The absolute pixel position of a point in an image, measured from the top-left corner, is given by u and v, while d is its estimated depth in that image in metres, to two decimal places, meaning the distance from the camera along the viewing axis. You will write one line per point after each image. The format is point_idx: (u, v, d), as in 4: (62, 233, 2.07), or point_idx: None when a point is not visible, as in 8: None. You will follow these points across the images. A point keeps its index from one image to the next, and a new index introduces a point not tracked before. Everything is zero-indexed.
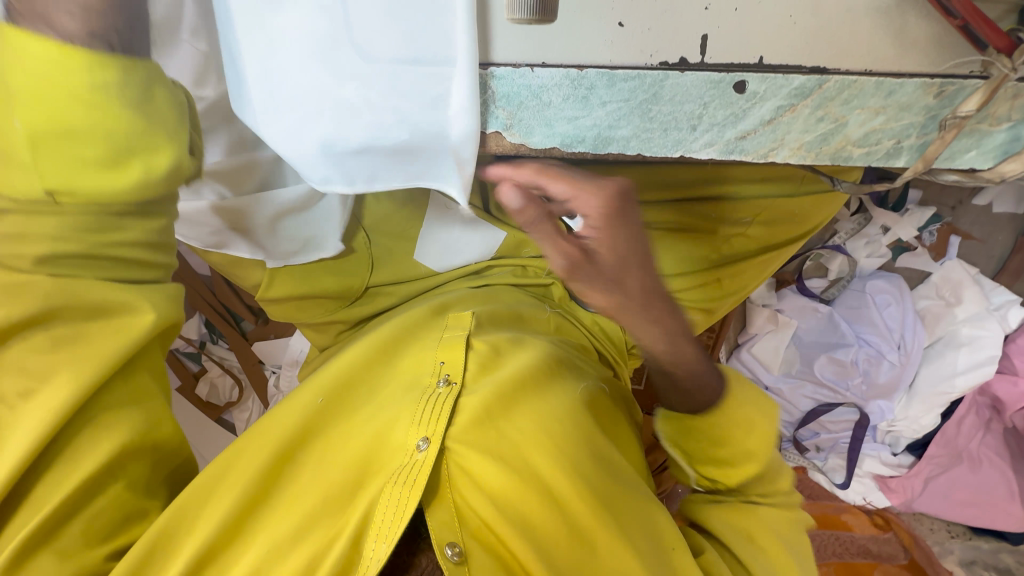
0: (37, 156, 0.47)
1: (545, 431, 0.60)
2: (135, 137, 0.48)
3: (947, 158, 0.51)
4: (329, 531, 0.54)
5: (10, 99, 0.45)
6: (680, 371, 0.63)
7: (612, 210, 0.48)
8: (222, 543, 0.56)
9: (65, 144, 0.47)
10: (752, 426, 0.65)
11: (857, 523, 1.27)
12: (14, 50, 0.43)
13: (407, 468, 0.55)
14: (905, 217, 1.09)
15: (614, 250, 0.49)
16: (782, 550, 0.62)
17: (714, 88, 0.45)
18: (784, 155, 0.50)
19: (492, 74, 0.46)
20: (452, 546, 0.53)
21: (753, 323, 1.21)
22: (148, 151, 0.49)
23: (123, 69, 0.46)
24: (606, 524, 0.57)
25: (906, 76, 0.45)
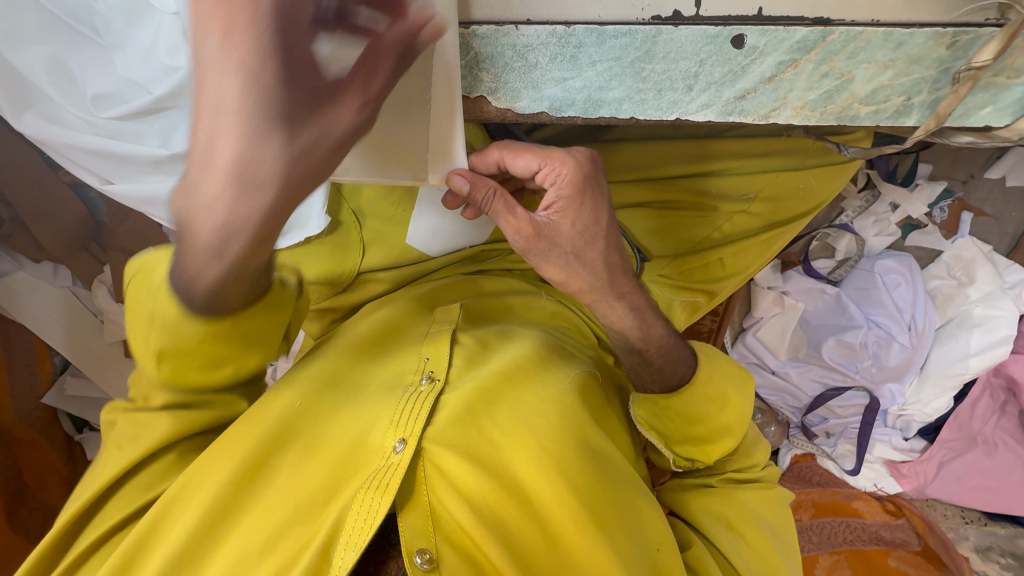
0: (161, 367, 0.55)
1: (528, 430, 0.59)
2: (259, 349, 0.56)
3: (961, 115, 0.48)
4: (300, 539, 0.52)
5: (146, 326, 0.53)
6: (651, 350, 0.64)
7: (572, 178, 0.52)
8: (192, 551, 0.53)
9: (182, 359, 0.54)
10: (726, 400, 0.67)
11: (868, 510, 1.21)
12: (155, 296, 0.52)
13: (381, 472, 0.54)
14: (915, 192, 1.06)
15: (571, 222, 0.53)
16: (757, 534, 0.65)
17: (710, 43, 0.43)
18: (786, 116, 0.47)
19: (474, 33, 0.44)
20: (422, 554, 0.51)
21: (758, 306, 1.18)
22: (243, 360, 0.56)
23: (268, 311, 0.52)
24: (585, 527, 0.55)
25: (917, 25, 0.42)
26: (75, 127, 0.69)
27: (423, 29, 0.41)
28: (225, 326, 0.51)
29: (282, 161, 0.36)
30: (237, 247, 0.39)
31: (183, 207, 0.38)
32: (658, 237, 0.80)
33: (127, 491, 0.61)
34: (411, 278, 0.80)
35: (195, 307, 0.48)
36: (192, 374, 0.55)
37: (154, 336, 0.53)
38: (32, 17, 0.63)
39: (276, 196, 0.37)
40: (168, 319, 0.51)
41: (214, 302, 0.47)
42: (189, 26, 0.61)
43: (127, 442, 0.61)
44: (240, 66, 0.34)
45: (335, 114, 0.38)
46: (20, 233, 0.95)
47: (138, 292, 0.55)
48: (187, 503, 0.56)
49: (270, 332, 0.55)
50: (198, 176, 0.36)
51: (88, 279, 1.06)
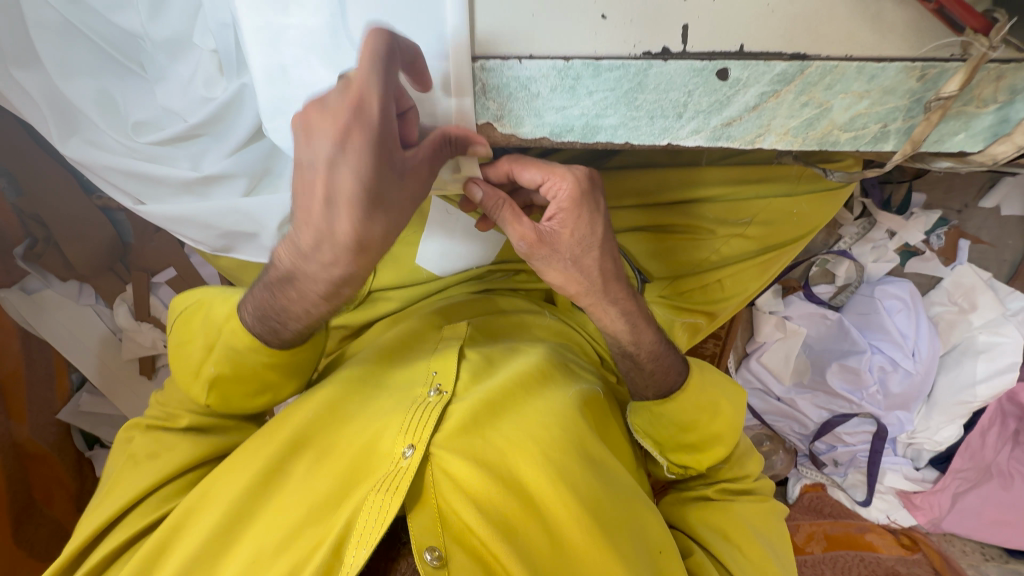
0: (210, 392, 0.65)
1: (532, 439, 0.60)
2: (299, 378, 0.68)
3: (936, 141, 0.51)
4: (312, 540, 0.54)
5: (205, 357, 0.64)
6: (643, 354, 0.66)
7: (572, 193, 0.55)
8: (209, 552, 0.55)
9: (234, 386, 0.65)
10: (717, 409, 0.68)
11: (883, 544, 1.16)
12: (220, 332, 0.63)
13: (392, 475, 0.55)
14: (910, 221, 1.08)
15: (570, 232, 0.56)
16: (756, 547, 0.65)
17: (697, 76, 0.47)
18: (771, 141, 0.51)
19: (482, 66, 0.48)
20: (432, 551, 0.53)
21: (761, 331, 1.19)
22: (281, 388, 0.68)
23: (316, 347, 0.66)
24: (590, 531, 0.56)
25: (887, 60, 0.46)
26: (112, 150, 0.73)
27: (475, 146, 0.54)
28: (288, 357, 0.63)
29: (385, 226, 0.51)
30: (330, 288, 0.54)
31: (303, 253, 0.52)
32: (659, 260, 0.83)
33: (145, 505, 0.63)
34: (419, 297, 0.83)
35: (283, 338, 0.61)
36: (236, 400, 0.66)
37: (212, 365, 0.63)
38: (86, 57, 0.70)
39: (375, 243, 0.51)
40: (237, 350, 0.62)
41: (289, 340, 0.61)
42: (225, 61, 0.67)
43: (145, 460, 0.65)
44: (354, 163, 0.46)
45: (415, 182, 0.51)
46: (51, 252, 1.01)
47: (192, 324, 0.66)
48: (207, 507, 0.59)
49: (308, 365, 0.67)
50: (310, 231, 0.49)
51: (110, 296, 1.09)
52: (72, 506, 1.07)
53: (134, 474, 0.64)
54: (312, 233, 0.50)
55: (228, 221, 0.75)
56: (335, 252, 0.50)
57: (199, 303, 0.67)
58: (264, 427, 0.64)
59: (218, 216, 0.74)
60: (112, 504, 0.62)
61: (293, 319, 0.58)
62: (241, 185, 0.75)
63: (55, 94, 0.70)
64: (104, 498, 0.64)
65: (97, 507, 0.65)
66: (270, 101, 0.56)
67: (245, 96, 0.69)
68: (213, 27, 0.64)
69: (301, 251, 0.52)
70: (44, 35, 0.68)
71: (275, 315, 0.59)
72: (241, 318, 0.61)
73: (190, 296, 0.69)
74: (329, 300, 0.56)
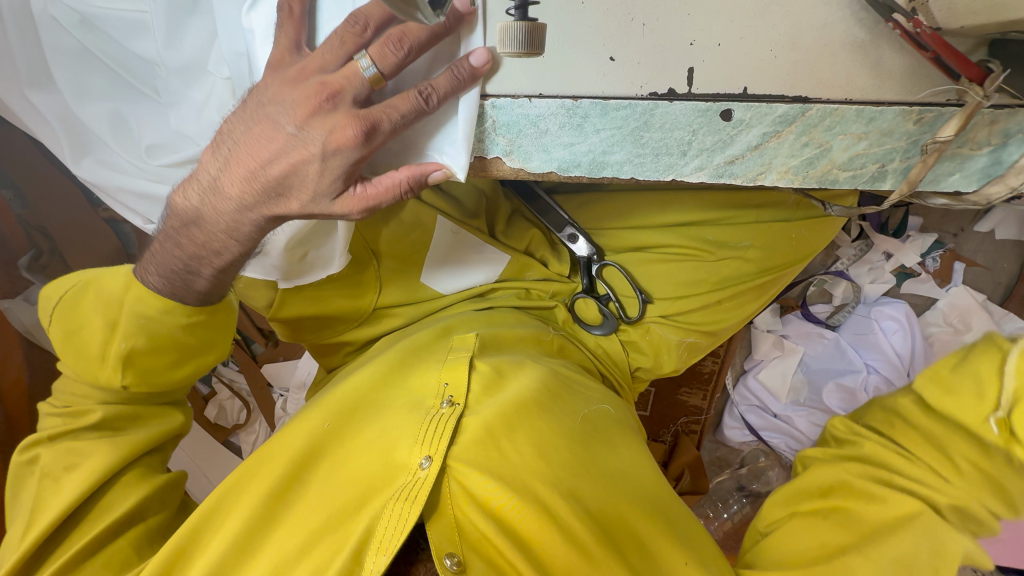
0: (123, 368, 0.66)
1: (544, 455, 0.61)
2: (217, 343, 0.72)
3: (932, 181, 0.52)
4: (333, 546, 0.56)
5: (115, 331, 0.65)
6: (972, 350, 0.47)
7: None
8: (233, 556, 0.57)
9: (149, 356, 0.66)
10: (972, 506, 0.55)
11: None
12: (128, 304, 0.64)
13: (409, 485, 0.57)
14: (906, 243, 1.10)
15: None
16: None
17: (702, 116, 0.49)
18: (772, 179, 0.52)
19: (492, 104, 0.51)
20: (451, 556, 0.55)
21: (759, 348, 1.21)
22: (201, 358, 0.71)
23: (227, 308, 0.70)
24: (606, 546, 0.57)
25: (886, 104, 0.47)
26: (124, 171, 0.76)
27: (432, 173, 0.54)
28: (207, 314, 0.67)
29: (299, 167, 0.56)
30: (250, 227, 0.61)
31: (221, 195, 0.60)
32: (655, 278, 0.84)
33: (109, 500, 0.65)
34: (424, 314, 0.84)
35: (197, 290, 0.65)
36: (157, 374, 0.68)
37: (124, 338, 0.64)
38: (100, 79, 0.72)
39: (296, 193, 0.57)
40: (148, 316, 0.64)
41: (203, 293, 0.66)
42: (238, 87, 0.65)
43: (64, 474, 0.65)
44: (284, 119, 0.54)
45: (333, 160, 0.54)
46: (55, 263, 1.03)
47: (85, 307, 0.66)
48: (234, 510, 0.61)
49: (224, 332, 0.72)
50: (237, 161, 0.58)
51: None
52: None
53: (60, 491, 0.63)
54: (242, 171, 0.58)
55: None
56: (246, 192, 0.58)
57: (90, 288, 0.67)
58: (278, 436, 0.66)
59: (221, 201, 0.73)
60: (43, 521, 0.61)
61: (205, 264, 0.63)
62: None
63: (70, 118, 0.74)
64: (33, 519, 0.63)
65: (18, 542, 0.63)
66: None
67: None
68: (226, 57, 0.62)
69: (215, 188, 0.60)
70: (60, 60, 0.71)
71: (179, 266, 0.64)
72: (145, 282, 0.65)
73: (75, 283, 0.68)
74: (236, 235, 0.62)
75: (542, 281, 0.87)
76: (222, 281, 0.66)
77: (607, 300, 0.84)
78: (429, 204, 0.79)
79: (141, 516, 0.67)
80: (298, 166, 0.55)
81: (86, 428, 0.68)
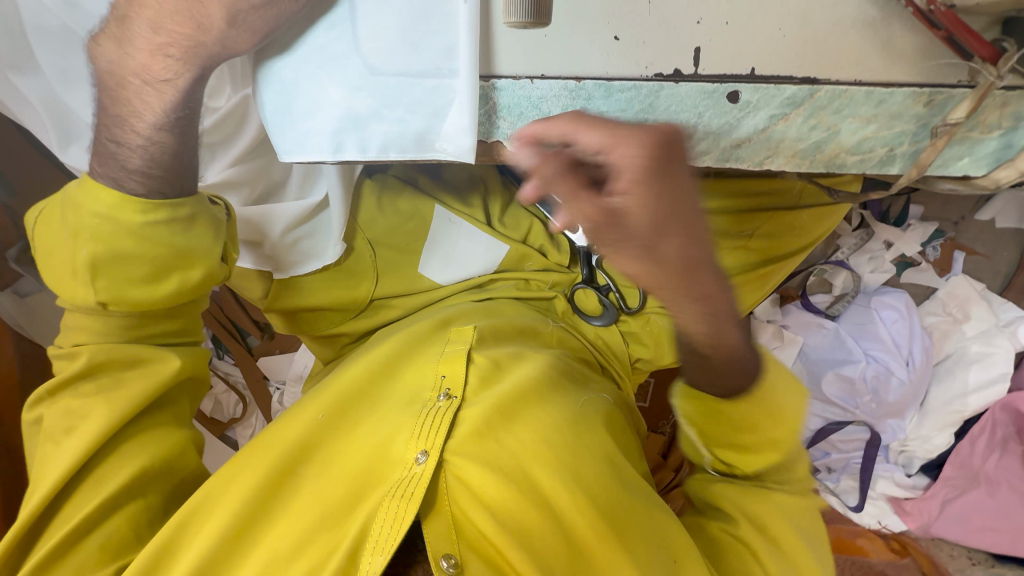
0: (95, 281, 0.61)
1: (544, 447, 0.60)
2: (191, 251, 0.63)
3: (940, 165, 0.52)
4: (327, 545, 0.55)
5: (80, 237, 0.59)
6: (716, 356, 0.57)
7: (645, 160, 0.40)
8: (223, 552, 0.56)
9: (117, 267, 0.60)
10: (780, 415, 0.64)
11: (874, 549, 1.20)
12: (85, 201, 0.59)
13: (405, 481, 0.56)
14: (907, 231, 1.10)
15: (648, 210, 0.41)
16: (795, 543, 0.61)
17: (708, 98, 0.47)
18: (779, 163, 0.51)
19: (493, 85, 0.49)
20: (448, 558, 0.54)
21: (759, 339, 1.19)
22: (187, 271, 0.64)
23: (194, 203, 0.63)
24: (607, 538, 0.57)
25: (896, 85, 0.46)
26: None
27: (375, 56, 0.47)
28: (166, 211, 0.61)
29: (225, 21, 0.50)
30: (153, 95, 0.58)
31: (122, 62, 0.57)
32: None
33: (102, 473, 0.61)
34: (420, 305, 0.81)
35: (133, 168, 0.59)
36: (132, 291, 0.62)
37: (83, 247, 0.59)
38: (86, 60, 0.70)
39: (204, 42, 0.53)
40: (100, 216, 0.59)
41: (138, 170, 0.60)
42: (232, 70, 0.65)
43: (63, 436, 0.62)
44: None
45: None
46: None
47: (52, 226, 0.63)
48: (219, 506, 0.59)
49: (209, 247, 0.65)
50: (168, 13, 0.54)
51: None
52: None
53: (54, 455, 0.61)
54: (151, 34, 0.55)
55: None
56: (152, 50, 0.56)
57: (63, 209, 0.62)
58: (271, 430, 0.65)
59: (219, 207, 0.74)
60: (41, 491, 0.59)
61: (129, 153, 0.59)
62: (244, 196, 0.73)
63: (55, 103, 0.73)
64: (33, 485, 0.60)
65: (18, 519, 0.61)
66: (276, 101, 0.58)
67: None
68: None
69: (145, 32, 0.55)
70: (43, 39, 0.68)
71: (110, 155, 0.60)
72: (99, 181, 0.60)
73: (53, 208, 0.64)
74: (149, 121, 0.59)
75: (542, 271, 0.85)
76: (151, 176, 0.60)
77: (607, 291, 0.83)
78: (427, 194, 0.82)
79: (143, 491, 0.62)
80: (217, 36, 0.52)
81: (82, 380, 0.64)
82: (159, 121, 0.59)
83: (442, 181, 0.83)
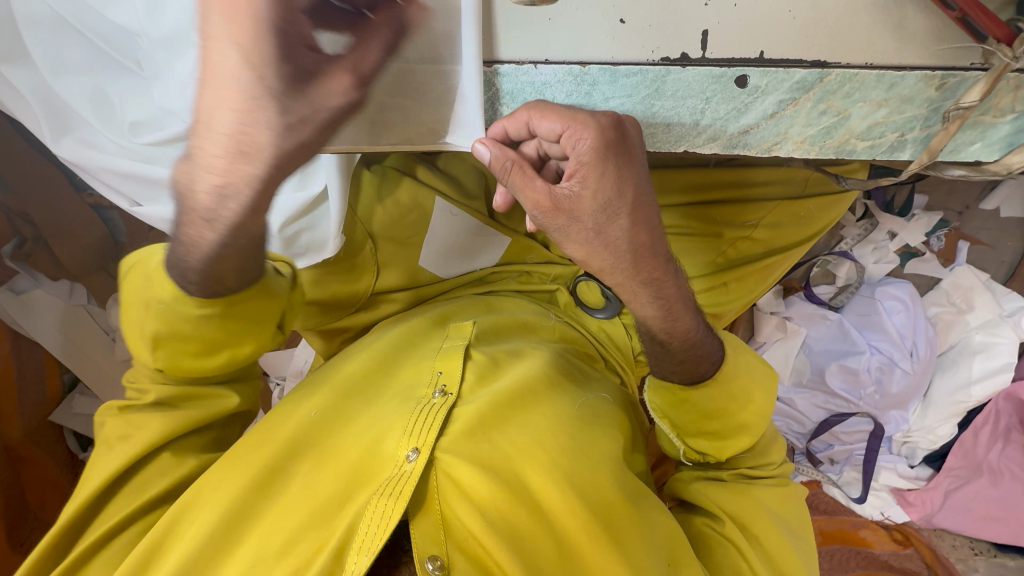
0: (155, 352, 0.60)
1: (538, 447, 0.60)
2: (250, 333, 0.61)
3: (952, 151, 0.51)
4: (316, 542, 0.54)
5: (147, 311, 0.58)
6: (674, 342, 0.60)
7: (595, 143, 0.47)
8: (207, 553, 0.55)
9: (176, 342, 0.59)
10: (747, 398, 0.64)
11: (877, 539, 1.18)
12: (153, 283, 0.58)
13: (395, 479, 0.55)
14: (912, 222, 1.08)
15: (592, 194, 0.49)
16: (773, 530, 0.63)
17: (716, 82, 0.46)
18: (788, 149, 0.51)
19: (496, 70, 0.48)
20: (434, 560, 0.52)
21: (761, 331, 1.18)
22: (239, 346, 0.61)
23: (258, 293, 0.59)
24: (595, 536, 0.57)
25: (908, 68, 0.45)
26: (107, 151, 0.75)
27: (407, 19, 0.44)
28: (223, 305, 0.57)
29: (277, 133, 0.41)
30: (228, 210, 0.46)
31: (189, 163, 0.44)
32: None
33: (138, 484, 0.62)
34: (424, 298, 0.82)
35: (195, 283, 0.55)
36: (187, 362, 0.61)
37: (151, 322, 0.58)
38: (79, 52, 0.69)
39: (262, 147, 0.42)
40: (164, 303, 0.57)
41: (203, 283, 0.55)
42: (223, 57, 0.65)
43: (118, 442, 0.62)
44: (236, 43, 0.39)
45: (329, 89, 0.42)
46: (40, 251, 1.00)
47: (131, 282, 0.61)
48: (204, 503, 0.59)
49: (265, 317, 0.61)
50: (198, 138, 0.43)
51: (104, 297, 1.07)
52: None
53: (100, 465, 0.61)
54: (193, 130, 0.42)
55: None
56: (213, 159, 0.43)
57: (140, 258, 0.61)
58: (265, 424, 0.64)
59: None
60: (82, 498, 0.60)
61: (193, 254, 0.51)
62: None
63: (47, 94, 0.71)
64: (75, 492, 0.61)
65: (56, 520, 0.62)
66: None
67: None
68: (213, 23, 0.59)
69: (187, 162, 0.44)
70: (34, 31, 0.68)
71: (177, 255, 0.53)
72: (165, 268, 0.57)
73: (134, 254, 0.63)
74: (215, 225, 0.48)
75: (543, 264, 0.85)
76: (221, 274, 0.54)
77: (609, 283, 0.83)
78: (426, 184, 0.78)
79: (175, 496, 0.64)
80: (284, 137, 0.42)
81: (143, 405, 0.64)
82: (223, 227, 0.48)
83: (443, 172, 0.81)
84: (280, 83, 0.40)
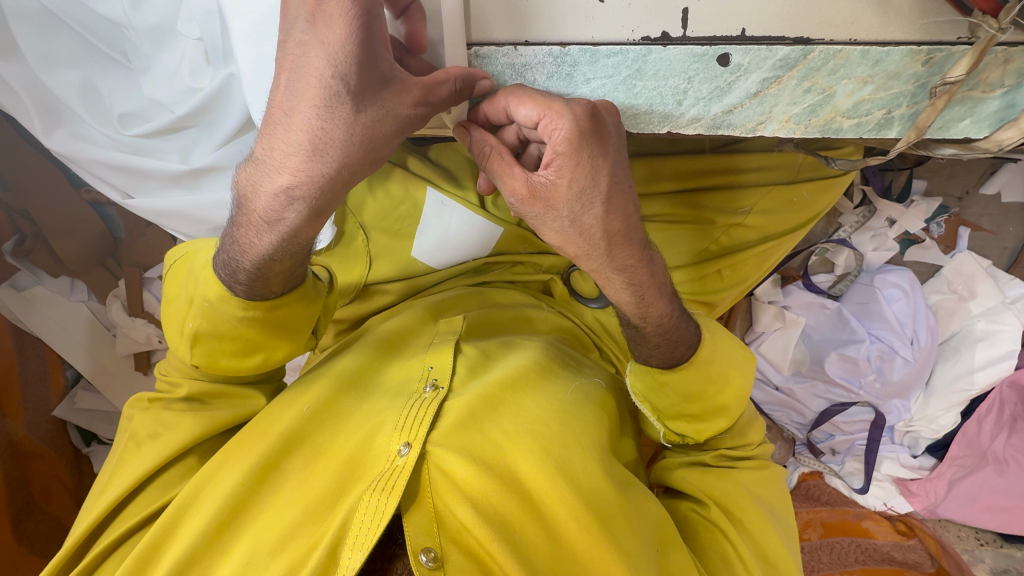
0: (194, 351, 0.61)
1: (529, 437, 0.60)
2: (291, 338, 0.63)
3: (940, 128, 0.50)
4: (308, 540, 0.54)
5: (190, 308, 0.60)
6: (649, 327, 0.59)
7: (570, 133, 0.46)
8: (201, 549, 0.56)
9: (213, 340, 0.60)
10: (725, 381, 0.64)
11: (879, 531, 1.18)
12: (200, 280, 0.59)
13: (387, 473, 0.56)
14: (910, 208, 1.07)
15: (568, 183, 0.48)
16: (756, 516, 0.62)
17: (697, 62, 0.46)
18: (773, 129, 0.50)
19: (476, 53, 0.49)
20: (427, 552, 0.53)
21: (759, 321, 1.17)
22: (273, 350, 0.63)
23: (302, 296, 0.61)
24: (592, 531, 0.56)
25: (893, 44, 0.44)
26: (99, 144, 0.76)
27: (479, 82, 0.49)
28: (265, 310, 0.59)
29: (346, 130, 0.43)
30: (292, 214, 0.48)
31: (263, 166, 0.46)
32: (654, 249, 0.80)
33: (154, 486, 0.64)
34: (414, 289, 0.81)
35: (242, 283, 0.57)
36: (223, 361, 0.62)
37: (192, 319, 0.60)
38: (71, 47, 0.72)
39: (334, 145, 0.44)
40: (210, 301, 0.58)
41: (248, 283, 0.57)
42: (212, 51, 0.68)
43: (146, 440, 0.65)
44: (326, 45, 0.41)
45: (399, 97, 0.44)
46: (40, 247, 1.00)
47: (178, 279, 0.63)
48: (200, 505, 0.60)
49: (303, 322, 0.63)
50: (278, 135, 0.45)
51: (104, 293, 1.09)
52: (72, 503, 1.04)
53: (126, 465, 0.64)
54: (275, 137, 0.45)
55: (218, 214, 0.79)
56: (289, 156, 0.45)
57: (185, 258, 0.63)
58: (258, 420, 0.64)
59: (207, 208, 0.78)
60: (107, 497, 0.62)
61: (250, 258, 0.54)
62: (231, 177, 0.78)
63: (37, 86, 0.72)
64: (104, 488, 0.64)
65: (83, 513, 0.65)
66: (258, 73, 0.59)
67: (231, 86, 0.70)
68: (196, 16, 0.66)
69: (260, 169, 0.47)
70: (27, 28, 0.70)
71: (230, 254, 0.55)
72: (214, 270, 0.58)
73: (179, 251, 0.66)
74: (271, 228, 0.50)
75: (536, 254, 0.84)
76: (275, 274, 0.56)
77: None
78: (418, 176, 0.78)
79: None
80: (346, 130, 0.43)
81: (174, 399, 0.67)
82: (280, 232, 0.50)
83: (434, 163, 0.81)
84: (359, 85, 0.42)
